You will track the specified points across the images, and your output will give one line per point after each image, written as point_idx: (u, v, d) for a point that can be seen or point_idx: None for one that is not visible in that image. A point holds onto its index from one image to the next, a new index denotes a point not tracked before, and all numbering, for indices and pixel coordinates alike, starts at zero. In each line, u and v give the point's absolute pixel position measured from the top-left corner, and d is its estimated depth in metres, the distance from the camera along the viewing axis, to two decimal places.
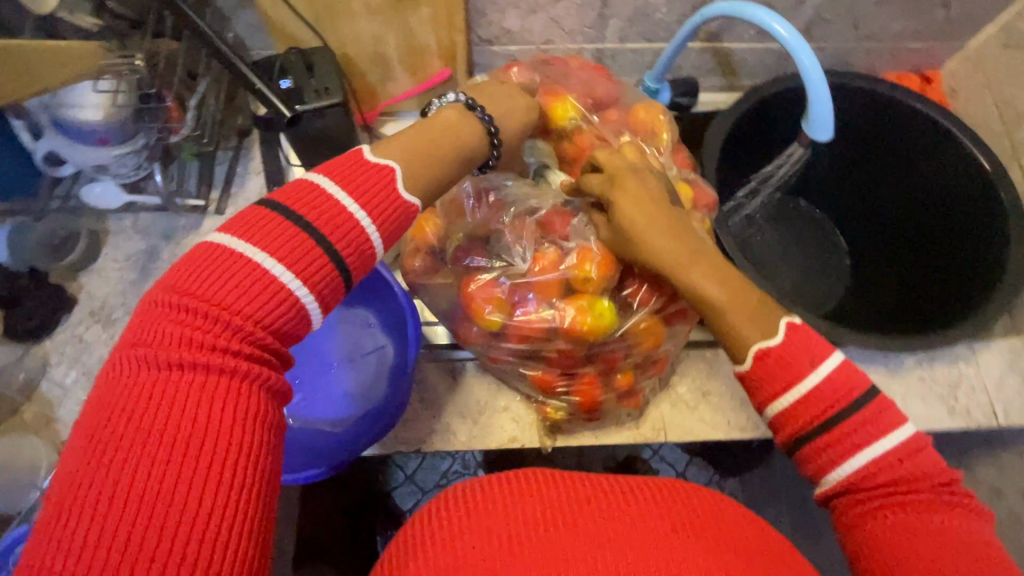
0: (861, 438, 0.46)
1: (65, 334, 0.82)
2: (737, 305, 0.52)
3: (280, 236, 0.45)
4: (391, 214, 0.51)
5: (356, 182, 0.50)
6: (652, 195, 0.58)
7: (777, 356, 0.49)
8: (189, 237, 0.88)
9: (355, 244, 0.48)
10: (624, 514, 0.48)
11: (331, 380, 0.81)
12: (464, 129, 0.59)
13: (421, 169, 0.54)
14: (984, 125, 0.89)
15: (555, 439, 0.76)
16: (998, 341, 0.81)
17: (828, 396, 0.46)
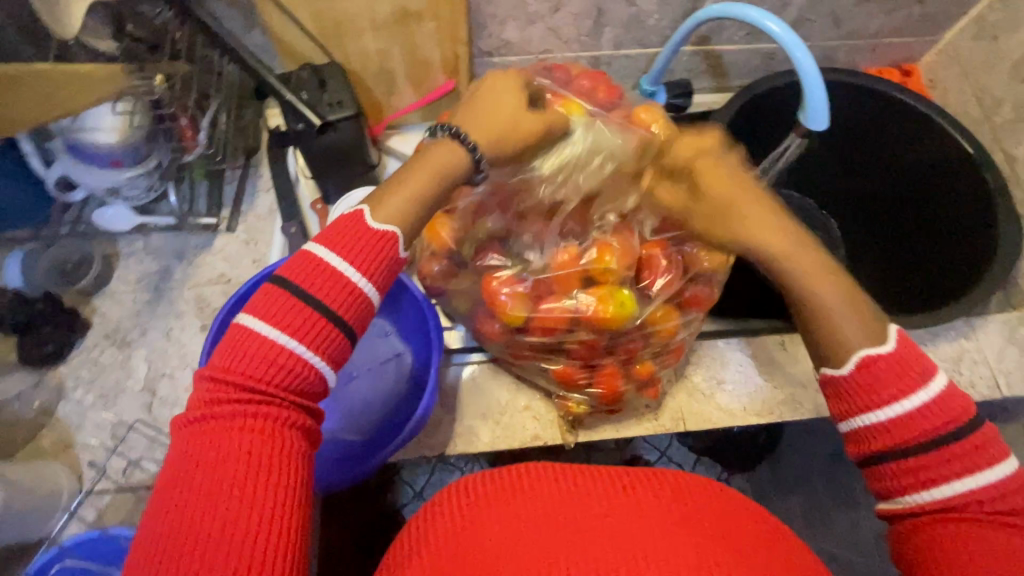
0: (957, 464, 0.48)
1: (79, 359, 0.82)
2: (847, 310, 0.54)
3: (291, 305, 0.49)
4: (387, 263, 0.54)
5: (347, 246, 0.52)
6: (749, 192, 0.61)
7: (879, 362, 0.51)
8: (201, 256, 0.89)
9: (356, 303, 0.51)
10: (667, 510, 0.47)
11: (350, 388, 0.81)
12: (444, 156, 0.57)
13: (398, 210, 0.55)
14: (964, 112, 0.94)
15: (576, 434, 0.77)
16: (995, 315, 0.84)
17: (929, 415, 0.49)
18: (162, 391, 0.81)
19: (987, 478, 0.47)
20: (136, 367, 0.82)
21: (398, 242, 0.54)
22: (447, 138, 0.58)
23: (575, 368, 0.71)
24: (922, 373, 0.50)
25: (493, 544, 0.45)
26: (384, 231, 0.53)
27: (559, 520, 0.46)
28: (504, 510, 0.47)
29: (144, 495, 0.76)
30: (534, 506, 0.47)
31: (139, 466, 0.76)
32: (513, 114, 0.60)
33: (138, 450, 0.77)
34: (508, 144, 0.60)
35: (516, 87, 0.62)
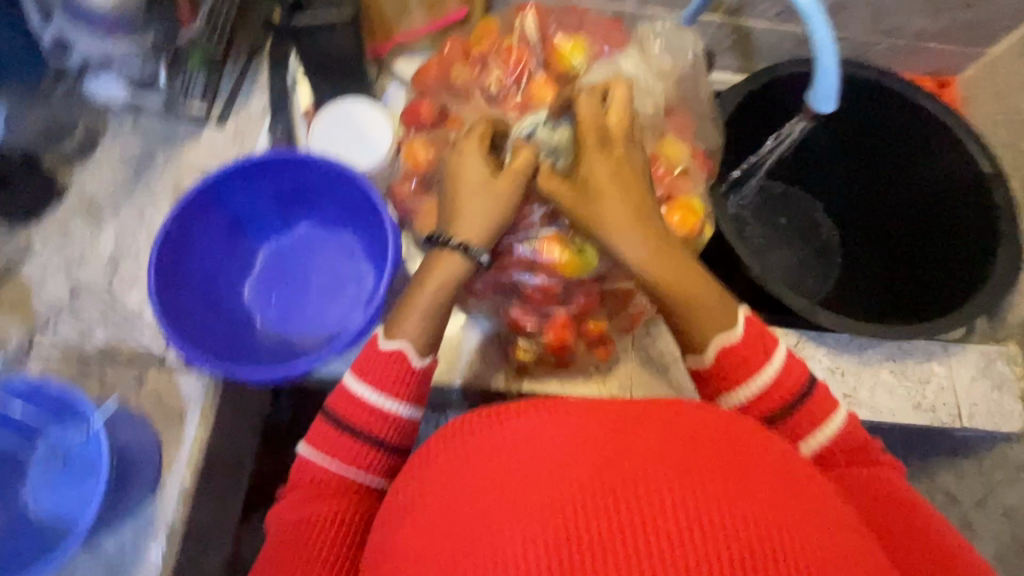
0: (812, 423, 0.57)
1: (51, 223, 0.83)
2: (703, 312, 0.58)
3: (364, 418, 0.59)
4: (406, 378, 0.60)
5: (374, 378, 0.59)
6: (625, 180, 0.58)
7: (733, 351, 0.57)
8: (186, 144, 0.88)
9: (387, 425, 0.59)
10: (691, 455, 0.38)
11: (308, 299, 0.81)
12: (447, 266, 0.60)
13: (432, 308, 0.60)
14: (992, 134, 0.89)
15: (521, 382, 0.77)
16: (974, 346, 0.82)
17: (781, 387, 0.57)
18: (124, 269, 0.81)
19: (830, 429, 0.57)
20: (104, 241, 0.82)
21: (410, 354, 0.60)
22: (440, 248, 0.60)
23: (526, 313, 0.70)
24: (763, 345, 0.58)
25: (483, 497, 0.38)
26: (395, 349, 0.60)
27: (555, 461, 0.38)
28: (488, 453, 0.40)
29: (87, 364, 0.76)
30: (522, 444, 0.39)
31: (88, 335, 0.76)
32: (494, 195, 0.60)
33: (91, 320, 0.78)
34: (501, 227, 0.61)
35: (481, 154, 0.62)
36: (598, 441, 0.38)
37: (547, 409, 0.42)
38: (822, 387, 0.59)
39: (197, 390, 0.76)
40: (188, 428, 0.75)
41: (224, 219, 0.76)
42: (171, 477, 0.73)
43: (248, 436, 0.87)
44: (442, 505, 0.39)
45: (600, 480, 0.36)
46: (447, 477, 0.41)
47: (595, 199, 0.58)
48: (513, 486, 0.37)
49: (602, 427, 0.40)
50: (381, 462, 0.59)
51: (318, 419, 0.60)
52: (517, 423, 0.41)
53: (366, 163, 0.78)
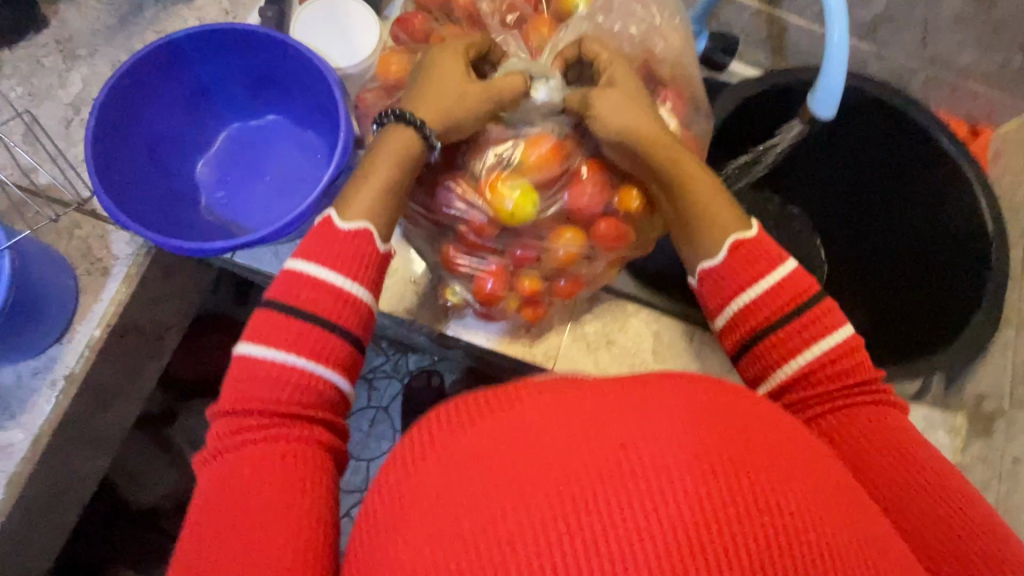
0: (813, 337, 0.55)
1: (26, 51, 0.81)
2: (717, 205, 0.59)
3: (312, 297, 0.53)
4: (373, 261, 0.56)
5: (335, 256, 0.55)
6: (639, 94, 0.61)
7: (740, 252, 0.57)
8: (178, 6, 0.84)
9: (349, 307, 0.54)
10: (751, 442, 0.36)
11: (258, 189, 0.78)
12: (397, 145, 0.58)
13: (385, 193, 0.57)
14: (1009, 196, 0.83)
15: (446, 324, 0.75)
16: (920, 406, 0.78)
17: (781, 292, 0.56)
18: (85, 114, 0.79)
19: (832, 342, 0.55)
20: (72, 83, 0.80)
21: (374, 234, 0.57)
22: (396, 123, 0.58)
23: (459, 253, 0.67)
24: (766, 253, 0.57)
25: (519, 490, 0.34)
26: (359, 228, 0.56)
27: (598, 438, 0.35)
28: (501, 437, 0.36)
29: (26, 201, 0.75)
30: (543, 423, 0.36)
31: (33, 170, 0.75)
32: (463, 92, 0.58)
33: (39, 156, 0.76)
34: (466, 123, 0.59)
35: (457, 59, 0.60)
36: (639, 426, 0.36)
37: (544, 394, 0.39)
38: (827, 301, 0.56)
39: (128, 250, 0.75)
40: (109, 284, 0.74)
41: (188, 86, 0.73)
42: (81, 327, 0.73)
43: (180, 313, 0.87)
44: (465, 499, 0.34)
45: (659, 468, 0.34)
46: (456, 467, 0.36)
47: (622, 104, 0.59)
48: (564, 473, 0.34)
49: (640, 408, 0.37)
50: (329, 352, 0.53)
51: (259, 311, 0.54)
52: (530, 405, 0.38)
53: (343, 62, 0.74)
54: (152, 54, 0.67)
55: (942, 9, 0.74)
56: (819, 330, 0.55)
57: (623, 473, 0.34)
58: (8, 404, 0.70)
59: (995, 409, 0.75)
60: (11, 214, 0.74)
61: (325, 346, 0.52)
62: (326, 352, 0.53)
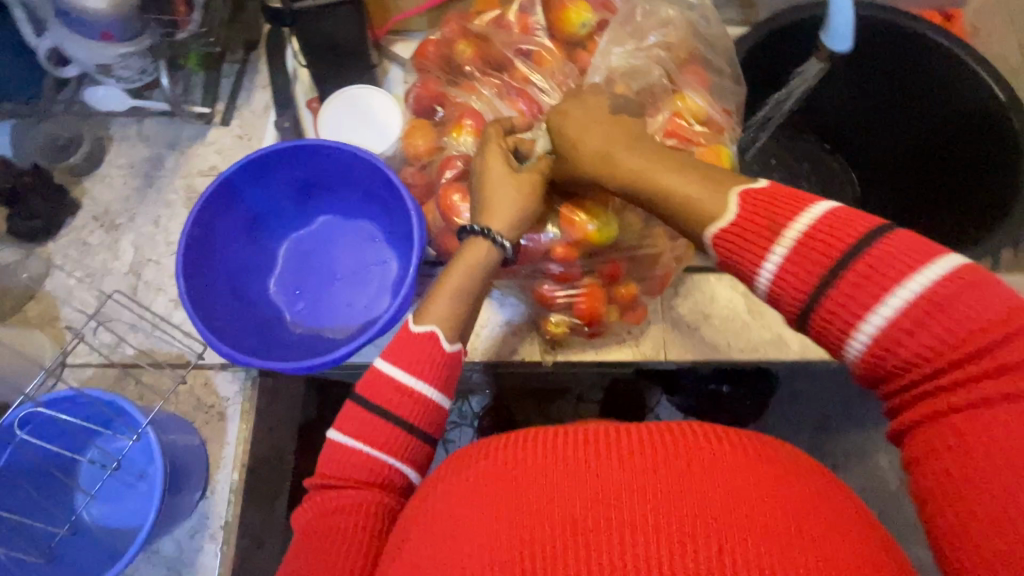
0: (871, 292, 0.43)
1: (68, 237, 0.83)
2: (696, 192, 0.52)
3: (396, 399, 0.52)
4: (441, 362, 0.55)
5: (404, 358, 0.53)
6: (601, 121, 0.60)
7: (734, 233, 0.49)
8: (193, 147, 0.87)
9: (418, 408, 0.53)
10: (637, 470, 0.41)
11: (333, 291, 0.80)
12: (473, 252, 0.58)
13: (458, 303, 0.57)
14: (1003, 62, 0.88)
15: (555, 353, 0.77)
16: (1000, 275, 0.82)
17: (818, 239, 0.45)
18: (147, 276, 0.81)
19: (880, 313, 0.42)
20: (123, 251, 0.82)
21: (442, 337, 0.55)
22: (475, 237, 0.59)
23: (553, 286, 0.70)
24: (774, 219, 0.47)
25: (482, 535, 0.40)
26: (426, 331, 0.55)
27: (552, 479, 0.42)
28: (523, 472, 0.43)
29: (125, 373, 0.76)
30: (544, 463, 0.43)
31: (118, 344, 0.77)
32: (514, 184, 0.60)
33: (121, 330, 0.78)
34: (529, 207, 0.61)
35: (501, 151, 0.62)
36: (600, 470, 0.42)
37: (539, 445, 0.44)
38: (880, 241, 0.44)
39: (235, 387, 0.77)
40: (230, 425, 0.76)
41: (243, 217, 0.76)
42: (218, 475, 0.74)
43: (286, 431, 0.87)
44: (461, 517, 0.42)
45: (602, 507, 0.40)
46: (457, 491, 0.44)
47: (567, 132, 0.61)
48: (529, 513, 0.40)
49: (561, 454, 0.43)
50: (411, 450, 0.53)
51: (347, 404, 0.54)
52: (537, 449, 0.44)
53: (380, 148, 0.78)
54: (210, 198, 0.70)
55: None
56: (890, 284, 0.42)
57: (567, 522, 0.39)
58: (178, 571, 0.71)
59: None
60: (116, 389, 0.75)
61: (400, 446, 0.52)
62: (410, 453, 0.53)
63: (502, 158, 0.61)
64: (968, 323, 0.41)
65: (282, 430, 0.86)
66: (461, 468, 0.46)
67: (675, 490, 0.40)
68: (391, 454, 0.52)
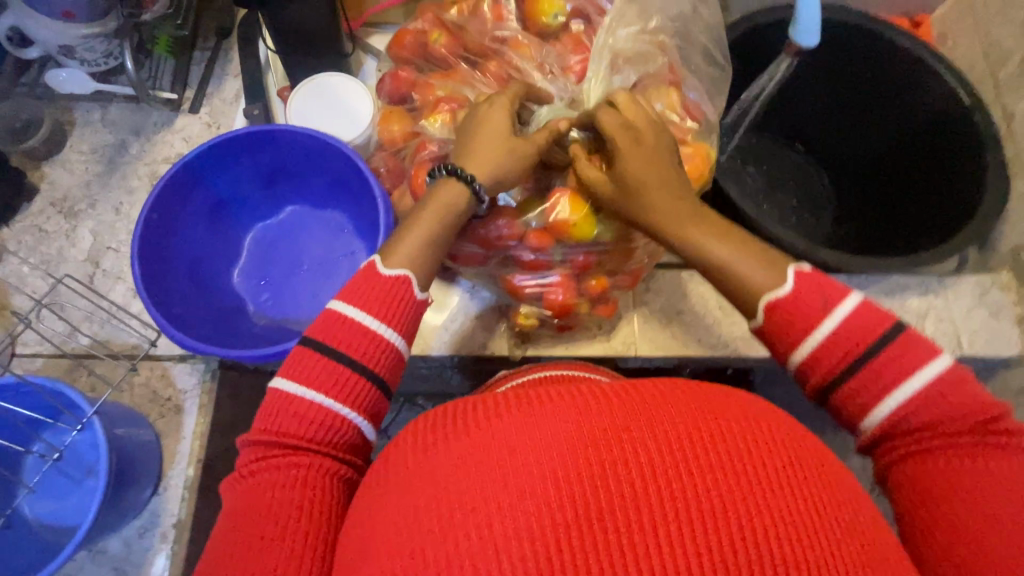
0: (891, 376, 0.45)
1: (24, 222, 0.80)
2: (743, 261, 0.51)
3: (353, 341, 0.50)
4: (404, 304, 0.53)
5: (364, 296, 0.51)
6: (658, 158, 0.56)
7: (786, 308, 0.48)
8: (160, 133, 0.85)
9: (377, 350, 0.50)
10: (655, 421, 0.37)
11: (299, 281, 0.78)
12: (449, 194, 0.57)
13: (426, 249, 0.56)
14: (970, 66, 0.89)
15: (525, 347, 0.76)
16: (968, 275, 0.82)
17: (855, 334, 0.46)
18: (106, 264, 0.78)
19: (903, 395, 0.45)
20: (82, 238, 0.79)
21: (413, 281, 0.54)
22: (448, 178, 0.57)
23: (524, 276, 0.69)
24: (825, 301, 0.47)
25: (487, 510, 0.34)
26: (397, 271, 0.53)
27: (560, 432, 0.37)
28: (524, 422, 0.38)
29: (78, 363, 0.73)
30: (547, 418, 0.38)
31: (71, 335, 0.74)
32: (509, 142, 0.59)
33: (75, 318, 0.75)
34: (512, 171, 0.59)
35: (506, 109, 0.61)
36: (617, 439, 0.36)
37: (541, 401, 0.39)
38: (906, 335, 0.46)
39: (193, 380, 0.74)
40: (187, 419, 0.73)
41: (207, 202, 0.74)
42: (173, 470, 0.71)
43: (247, 427, 0.84)
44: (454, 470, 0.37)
45: (617, 475, 0.35)
46: (449, 461, 0.38)
47: (630, 171, 0.56)
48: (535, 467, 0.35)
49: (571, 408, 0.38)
50: (363, 398, 0.50)
51: (297, 347, 0.51)
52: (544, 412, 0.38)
53: (349, 135, 0.76)
54: (172, 181, 0.68)
55: None
56: (904, 376, 0.45)
57: (580, 492, 0.34)
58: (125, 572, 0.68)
59: None
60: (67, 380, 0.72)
61: (353, 391, 0.49)
62: (360, 399, 0.50)
63: (505, 116, 0.60)
64: (961, 416, 0.44)
65: (242, 426, 0.83)
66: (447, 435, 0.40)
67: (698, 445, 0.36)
68: (342, 399, 0.49)
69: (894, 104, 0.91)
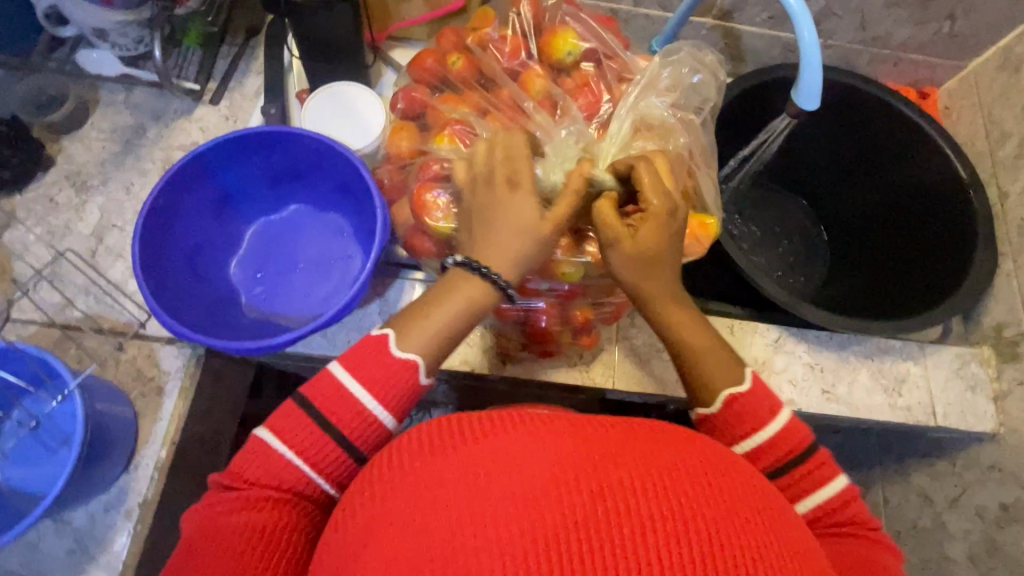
0: (804, 485, 0.56)
1: (36, 192, 0.82)
2: (706, 351, 0.61)
3: (345, 412, 0.54)
4: (404, 387, 0.56)
5: (369, 376, 0.54)
6: (671, 244, 0.60)
7: (743, 402, 0.58)
8: (178, 121, 0.88)
9: (366, 430, 0.54)
10: (636, 462, 0.38)
11: (294, 278, 0.80)
12: (467, 289, 0.58)
13: (437, 338, 0.57)
14: (971, 143, 0.91)
15: (504, 368, 0.77)
16: (949, 346, 0.83)
17: (782, 443, 0.56)
18: (108, 241, 0.80)
19: (814, 501, 0.56)
20: (89, 213, 0.82)
21: (421, 368, 0.56)
22: (465, 270, 0.58)
23: (508, 304, 0.70)
24: (765, 404, 0.58)
25: (472, 512, 0.35)
26: (409, 358, 0.56)
27: (541, 464, 0.37)
28: (507, 448, 0.38)
29: (69, 334, 0.75)
30: (528, 446, 0.38)
31: (66, 306, 0.76)
32: (534, 232, 0.58)
33: (70, 290, 0.77)
34: (535, 260, 0.59)
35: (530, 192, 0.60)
36: (609, 464, 0.37)
37: (527, 426, 0.40)
38: (823, 454, 0.58)
39: (178, 363, 0.75)
40: (166, 401, 0.74)
41: (214, 194, 0.76)
42: (146, 448, 0.72)
43: (226, 415, 0.86)
44: (434, 488, 0.38)
45: (613, 497, 0.35)
46: (444, 471, 0.39)
47: (645, 244, 0.58)
48: (514, 497, 0.35)
49: (556, 440, 0.39)
50: (338, 465, 0.54)
51: (292, 400, 0.55)
52: (529, 432, 0.40)
53: (359, 144, 0.78)
54: (180, 171, 0.70)
55: None
56: (816, 478, 0.56)
57: (575, 507, 0.35)
58: (85, 546, 0.69)
59: (1016, 333, 0.80)
60: (56, 349, 0.74)
61: (324, 462, 0.53)
62: (335, 465, 0.54)
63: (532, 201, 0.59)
64: (839, 507, 0.56)
65: (220, 413, 0.84)
66: (426, 445, 0.41)
67: (675, 491, 0.36)
68: (314, 467, 0.53)
69: (895, 169, 0.93)
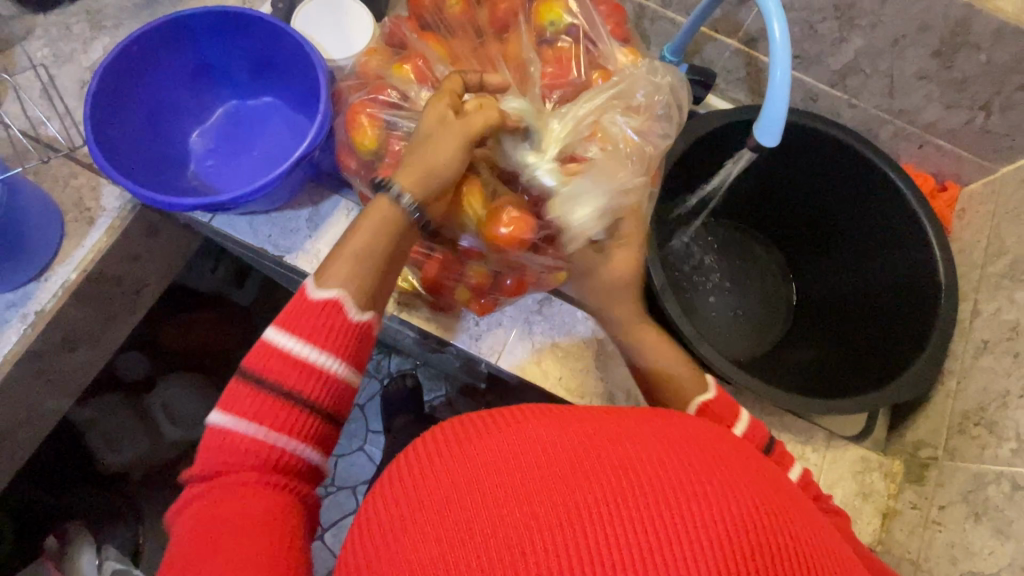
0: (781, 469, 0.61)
1: (57, 17, 0.88)
2: (680, 368, 0.65)
3: (282, 368, 0.53)
4: (342, 330, 0.55)
5: (298, 326, 0.53)
6: None
7: (707, 410, 0.62)
8: None
9: (315, 382, 0.53)
10: (768, 497, 0.38)
11: (243, 162, 0.84)
12: (379, 214, 0.57)
13: (358, 260, 0.56)
14: (968, 251, 0.83)
15: (399, 307, 0.78)
16: (858, 446, 0.77)
17: (751, 439, 0.61)
18: None
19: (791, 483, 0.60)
20: (93, 50, 0.88)
21: (346, 302, 0.55)
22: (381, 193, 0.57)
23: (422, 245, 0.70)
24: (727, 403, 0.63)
25: (630, 507, 0.35)
26: (330, 298, 0.54)
27: (692, 476, 0.37)
28: (643, 449, 0.38)
29: (35, 149, 0.81)
30: (669, 455, 0.38)
31: (43, 123, 0.83)
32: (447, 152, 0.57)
33: (52, 111, 0.83)
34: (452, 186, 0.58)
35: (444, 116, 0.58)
36: (753, 494, 0.38)
37: (652, 432, 0.40)
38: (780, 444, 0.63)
39: (116, 203, 0.80)
40: (92, 232, 0.79)
41: (192, 61, 0.80)
42: (60, 267, 0.78)
43: (156, 268, 0.91)
44: (565, 467, 0.37)
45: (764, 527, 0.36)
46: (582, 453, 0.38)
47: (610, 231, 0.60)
48: (672, 502, 0.36)
49: (690, 453, 0.39)
50: (308, 428, 0.54)
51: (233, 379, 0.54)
52: (627, 441, 0.39)
53: (336, 56, 0.80)
54: (161, 29, 0.73)
55: (905, 62, 0.77)
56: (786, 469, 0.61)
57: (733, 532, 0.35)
58: None
59: (930, 457, 0.74)
60: (18, 156, 0.80)
61: (288, 422, 0.53)
62: (301, 428, 0.53)
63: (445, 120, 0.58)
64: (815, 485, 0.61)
65: (151, 266, 0.90)
66: (482, 438, 0.40)
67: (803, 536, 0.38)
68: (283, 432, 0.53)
69: (881, 252, 0.86)
